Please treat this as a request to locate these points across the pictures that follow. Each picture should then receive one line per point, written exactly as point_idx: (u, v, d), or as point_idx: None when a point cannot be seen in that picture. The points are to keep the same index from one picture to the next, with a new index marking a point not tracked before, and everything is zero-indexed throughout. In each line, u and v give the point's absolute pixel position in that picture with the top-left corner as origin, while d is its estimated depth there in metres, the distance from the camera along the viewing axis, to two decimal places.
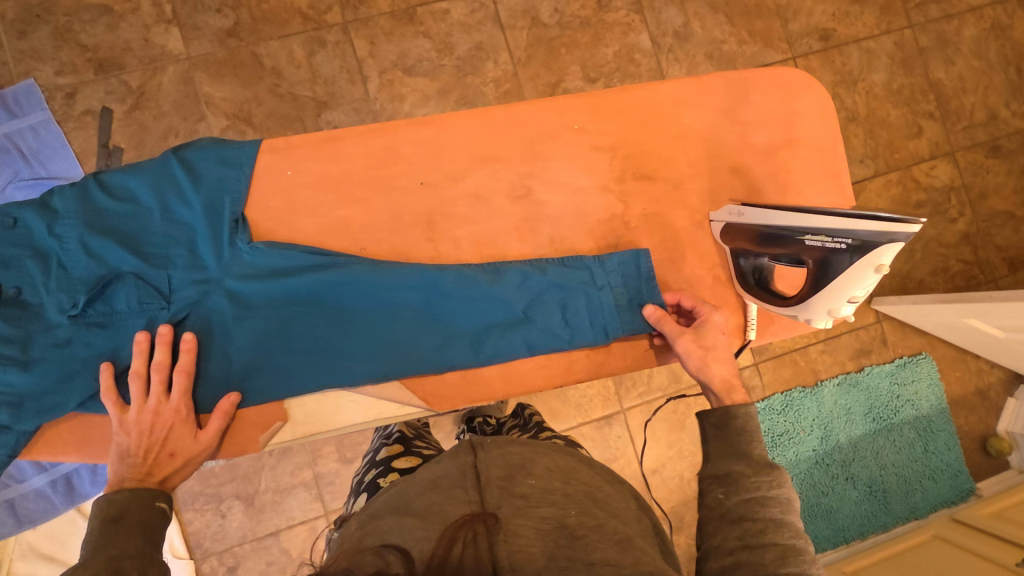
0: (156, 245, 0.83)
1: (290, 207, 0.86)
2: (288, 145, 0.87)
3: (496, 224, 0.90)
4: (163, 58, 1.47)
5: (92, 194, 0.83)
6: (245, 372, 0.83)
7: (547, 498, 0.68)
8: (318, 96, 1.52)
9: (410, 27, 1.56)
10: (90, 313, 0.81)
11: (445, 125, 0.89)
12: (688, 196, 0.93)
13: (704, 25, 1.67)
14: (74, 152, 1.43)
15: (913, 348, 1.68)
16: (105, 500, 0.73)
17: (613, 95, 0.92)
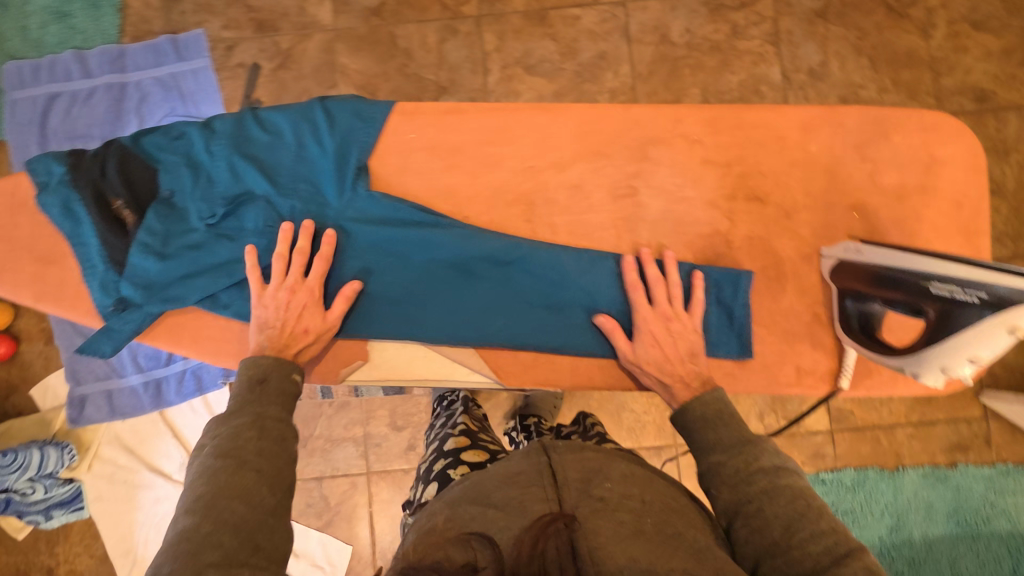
0: (288, 176, 0.88)
1: (402, 166, 0.90)
2: (414, 110, 0.91)
3: (591, 218, 0.90)
4: (312, 26, 1.60)
5: (246, 121, 0.89)
6: (339, 309, 0.88)
7: (625, 504, 0.66)
8: (440, 81, 1.59)
9: (539, 28, 1.60)
10: (223, 225, 0.88)
11: (563, 114, 0.90)
12: (798, 227, 0.88)
13: (844, 67, 1.58)
14: (221, 98, 1.58)
15: (1022, 456, 1.49)
16: (252, 361, 0.80)
17: (738, 111, 0.89)
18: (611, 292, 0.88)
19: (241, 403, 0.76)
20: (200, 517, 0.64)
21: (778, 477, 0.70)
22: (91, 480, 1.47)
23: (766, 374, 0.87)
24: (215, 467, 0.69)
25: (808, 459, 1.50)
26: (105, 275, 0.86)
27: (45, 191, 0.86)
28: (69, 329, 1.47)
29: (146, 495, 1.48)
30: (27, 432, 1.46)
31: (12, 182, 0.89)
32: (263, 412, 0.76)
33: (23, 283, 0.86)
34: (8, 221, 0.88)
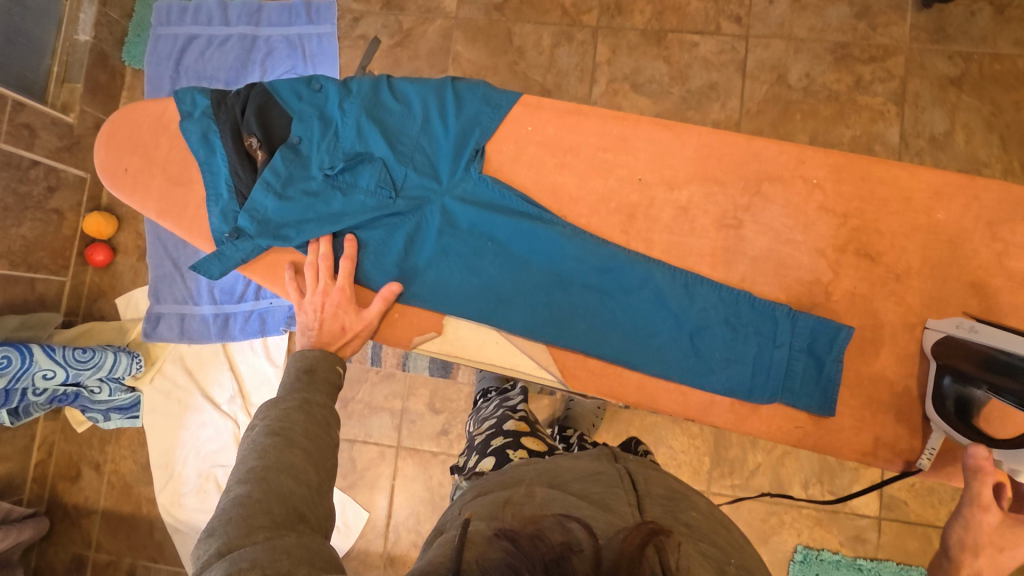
0: (409, 145, 0.91)
1: (514, 156, 0.92)
2: (538, 105, 0.93)
3: (690, 242, 0.88)
4: (437, 11, 1.66)
5: (380, 87, 0.93)
6: (424, 279, 0.92)
7: (707, 535, 0.68)
8: (546, 83, 1.61)
9: (654, 48, 1.59)
10: (339, 179, 0.91)
11: (682, 134, 0.89)
12: (905, 293, 0.83)
13: (970, 140, 1.49)
14: (340, 64, 1.67)
15: None
16: (299, 355, 0.86)
17: (864, 163, 0.85)
18: (702, 319, 0.85)
19: (294, 389, 0.81)
20: (252, 485, 0.65)
21: None
22: (150, 392, 1.57)
23: (841, 438, 0.83)
24: (266, 443, 0.71)
25: (846, 540, 1.42)
26: (228, 204, 0.92)
27: (187, 119, 0.93)
28: (161, 251, 1.59)
29: (194, 418, 1.56)
30: (106, 336, 1.57)
31: (162, 106, 0.98)
32: (308, 399, 0.80)
33: (151, 197, 0.95)
34: (152, 138, 0.96)
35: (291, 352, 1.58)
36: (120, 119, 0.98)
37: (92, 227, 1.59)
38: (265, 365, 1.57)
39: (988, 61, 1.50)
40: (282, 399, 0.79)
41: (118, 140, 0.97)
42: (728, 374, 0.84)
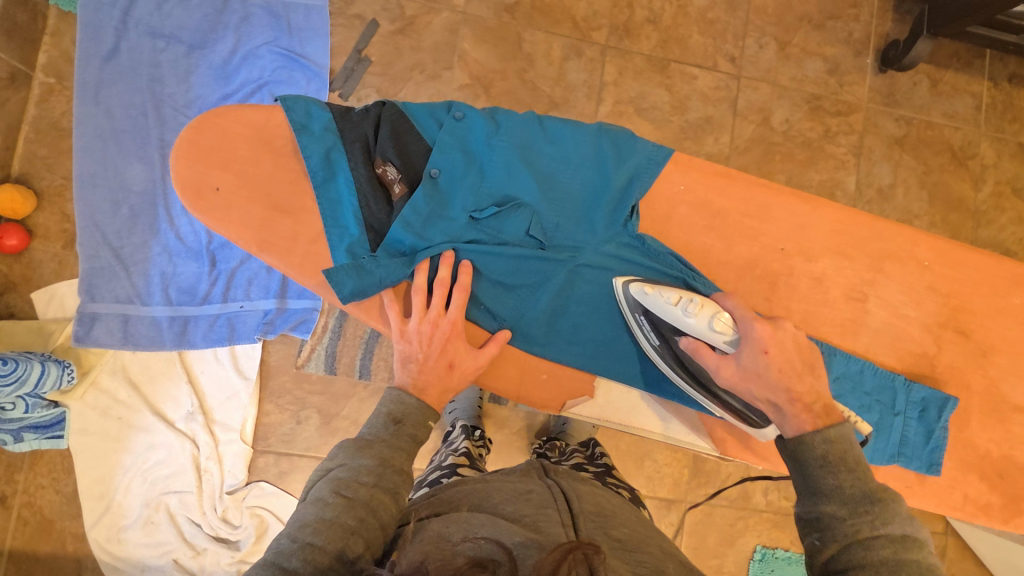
0: (561, 192, 0.85)
1: (667, 216, 0.86)
2: (689, 163, 0.87)
3: (822, 311, 0.85)
4: (442, 2, 1.55)
5: (532, 125, 0.85)
6: (561, 332, 0.88)
7: (643, 547, 0.66)
8: (554, 96, 1.58)
9: (658, 75, 1.63)
10: (485, 223, 0.84)
11: (821, 208, 0.86)
12: (992, 368, 0.85)
13: (907, 194, 1.73)
14: (330, 43, 1.49)
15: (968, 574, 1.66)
16: (394, 395, 0.78)
17: (966, 248, 0.86)
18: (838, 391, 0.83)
19: (370, 446, 0.73)
20: (295, 548, 0.62)
21: (902, 548, 0.63)
22: (80, 409, 1.32)
23: (936, 496, 0.83)
24: (327, 502, 0.67)
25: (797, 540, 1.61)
26: (356, 241, 0.81)
27: (305, 134, 0.81)
28: (98, 239, 1.33)
29: (140, 440, 1.34)
30: (20, 338, 1.30)
31: (263, 114, 0.84)
32: (383, 454, 0.72)
33: (251, 226, 0.81)
34: (250, 154, 0.83)
35: (264, 363, 1.40)
36: (204, 124, 0.82)
37: (4, 203, 1.29)
38: (232, 378, 1.38)
39: (924, 128, 1.75)
40: (361, 450, 0.72)
41: (203, 151, 0.82)
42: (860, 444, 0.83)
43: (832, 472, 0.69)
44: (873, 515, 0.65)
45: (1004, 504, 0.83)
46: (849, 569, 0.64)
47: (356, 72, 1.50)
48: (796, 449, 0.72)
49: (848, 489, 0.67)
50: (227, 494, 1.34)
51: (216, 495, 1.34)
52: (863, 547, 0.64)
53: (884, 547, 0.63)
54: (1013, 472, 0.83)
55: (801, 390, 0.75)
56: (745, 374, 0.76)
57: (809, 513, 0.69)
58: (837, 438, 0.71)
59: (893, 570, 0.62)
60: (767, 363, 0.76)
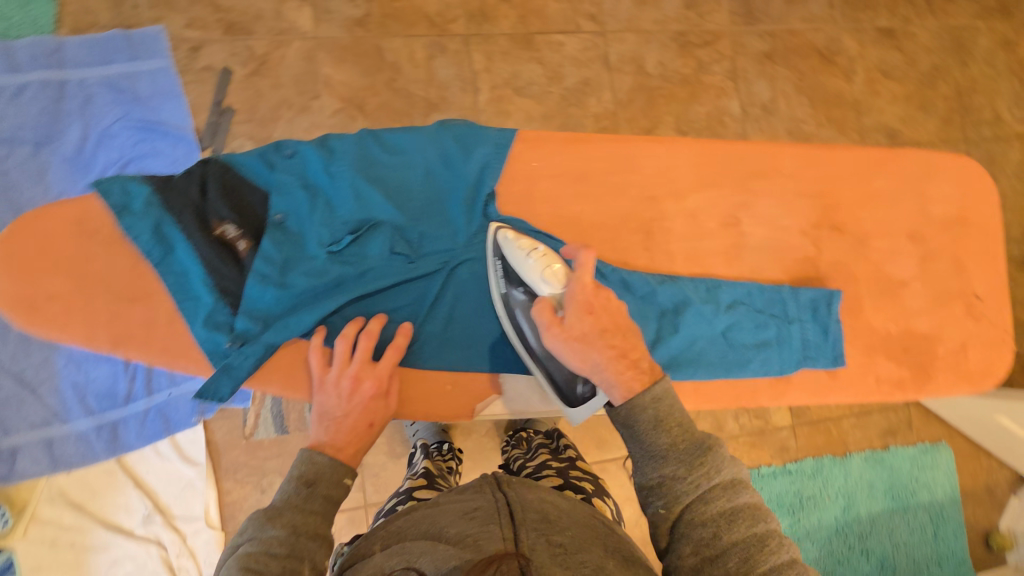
0: (414, 202, 0.87)
1: (530, 194, 0.90)
2: (537, 138, 0.90)
3: (703, 244, 0.90)
4: (291, 32, 1.51)
5: (368, 144, 0.86)
6: (445, 338, 0.89)
7: (585, 547, 0.67)
8: (429, 97, 1.57)
9: (526, 51, 1.64)
10: (345, 253, 0.85)
11: (677, 147, 0.90)
12: (872, 253, 0.90)
13: (788, 104, 1.79)
14: (187, 103, 1.43)
15: (934, 436, 1.78)
16: (307, 457, 0.75)
17: (818, 149, 0.91)
18: (733, 319, 0.85)
19: (280, 515, 0.68)
20: None
21: (735, 496, 0.66)
22: (26, 547, 1.24)
23: (854, 387, 0.87)
24: None
25: (775, 453, 1.68)
26: (212, 308, 0.82)
27: (128, 215, 0.82)
28: None
29: (101, 560, 1.28)
30: None
31: (78, 206, 0.83)
32: (294, 522, 0.68)
33: (100, 323, 0.81)
34: (80, 252, 0.82)
35: (211, 444, 1.35)
36: (22, 229, 0.82)
37: None
38: (181, 467, 1.32)
39: (787, 37, 1.82)
40: (267, 519, 0.67)
41: (30, 259, 0.81)
42: (766, 360, 0.85)
43: (664, 431, 0.70)
44: (707, 467, 0.67)
45: (915, 374, 0.89)
46: (693, 530, 0.66)
47: (222, 125, 1.45)
48: (629, 413, 0.71)
49: (681, 445, 0.69)
50: None
51: None
52: (702, 502, 0.66)
53: (721, 497, 0.66)
54: (916, 344, 0.88)
55: (622, 348, 0.76)
56: (575, 336, 0.77)
57: (649, 480, 0.70)
58: (661, 396, 0.72)
59: (731, 521, 0.65)
60: (591, 323, 0.77)
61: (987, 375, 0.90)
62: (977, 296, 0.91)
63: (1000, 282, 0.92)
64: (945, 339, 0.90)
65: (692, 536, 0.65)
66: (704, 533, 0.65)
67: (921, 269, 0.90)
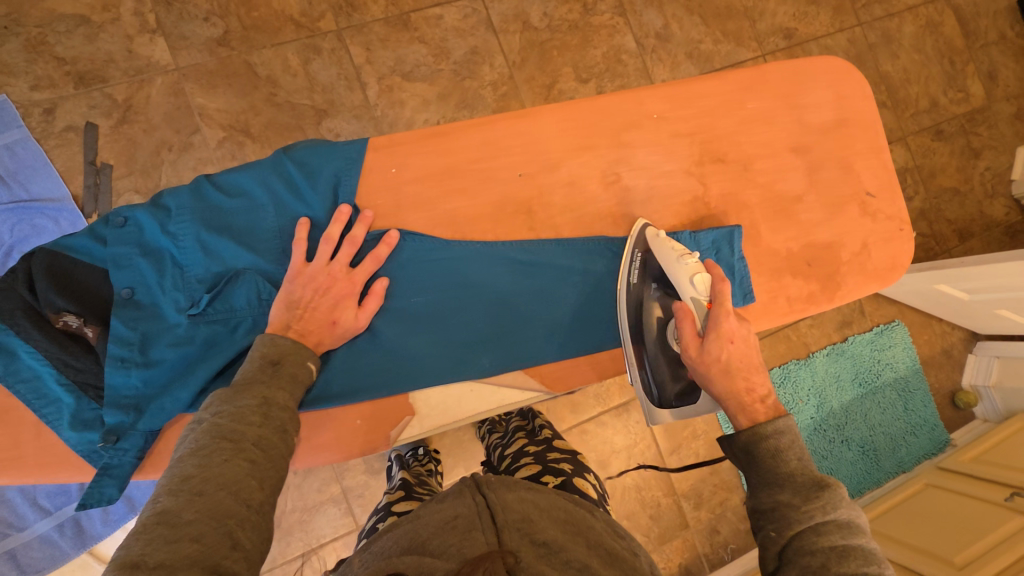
0: (271, 241, 0.79)
1: (396, 204, 0.80)
2: (391, 143, 0.80)
3: (585, 212, 0.82)
4: (149, 69, 1.40)
5: (204, 191, 0.78)
6: (350, 373, 0.79)
7: (570, 542, 0.68)
8: (316, 104, 1.49)
9: (405, 33, 1.56)
10: (208, 313, 0.77)
11: (541, 117, 0.82)
12: (760, 176, 0.83)
13: (682, 26, 1.76)
14: (58, 171, 1.34)
15: (887, 316, 1.84)
16: (269, 338, 0.71)
17: (688, 82, 0.83)
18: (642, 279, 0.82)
19: (218, 450, 0.58)
20: (184, 498, 0.54)
21: (851, 536, 0.62)
22: None
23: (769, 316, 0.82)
24: (211, 447, 0.58)
25: None
26: (78, 407, 0.80)
27: None
28: None
29: None
30: None
31: None
32: (266, 394, 0.65)
33: None
34: None
35: None
36: None
37: None
38: None
39: None
40: (197, 456, 0.58)
41: None
42: None
43: (783, 459, 0.68)
44: (824, 498, 0.64)
45: (824, 287, 0.83)
46: (799, 558, 0.62)
47: (102, 184, 1.36)
48: (749, 441, 0.70)
49: (797, 478, 0.67)
50: None
51: None
52: (815, 533, 0.62)
53: (834, 533, 0.62)
54: (818, 256, 0.82)
55: (757, 388, 0.73)
56: (714, 362, 0.73)
57: (763, 503, 0.67)
58: (785, 429, 0.69)
59: (846, 556, 0.60)
60: (730, 354, 0.72)
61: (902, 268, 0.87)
62: (870, 194, 0.86)
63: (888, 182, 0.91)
64: (850, 246, 0.85)
65: (799, 563, 0.61)
66: (810, 561, 0.60)
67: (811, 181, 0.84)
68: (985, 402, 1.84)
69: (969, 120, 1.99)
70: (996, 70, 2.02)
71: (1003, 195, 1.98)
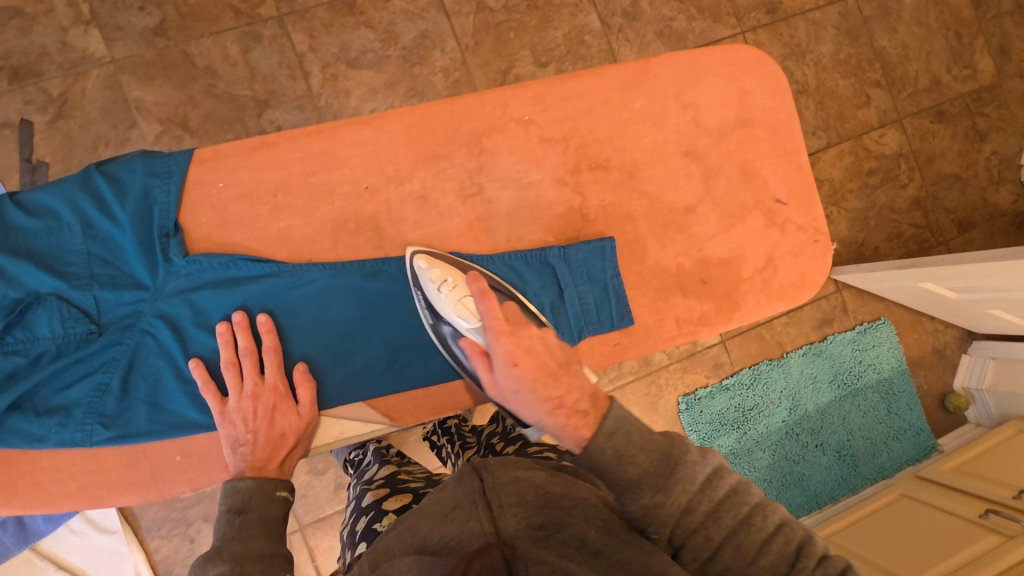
0: (78, 263, 0.73)
1: (222, 222, 0.75)
2: (217, 156, 0.75)
3: (445, 226, 0.79)
4: (84, 62, 1.37)
5: (6, 212, 0.72)
6: (155, 406, 0.74)
7: (569, 518, 0.57)
8: (257, 95, 1.44)
9: (350, 17, 1.49)
10: (7, 342, 0.72)
11: (386, 125, 0.78)
12: (645, 183, 0.82)
13: (653, 3, 1.64)
14: None
15: (872, 314, 1.73)
16: (229, 487, 0.69)
17: (559, 82, 0.81)
18: None
19: None
20: None
21: None
22: None
23: (652, 336, 0.81)
24: None
25: (710, 372, 1.64)
26: None
27: None
28: None
29: None
30: None
31: None
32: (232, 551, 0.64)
33: None
34: None
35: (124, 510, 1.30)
36: None
37: None
38: (100, 539, 1.28)
39: None
40: None
41: None
42: None
43: (631, 461, 0.60)
44: None
45: (719, 306, 0.83)
46: None
47: (39, 182, 1.34)
48: (588, 463, 0.61)
49: (652, 469, 0.60)
50: None
51: None
52: None
53: (728, 512, 0.59)
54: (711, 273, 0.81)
55: (563, 398, 0.66)
56: (512, 391, 0.68)
57: None
58: None
59: None
60: (519, 378, 0.67)
61: (803, 285, 0.85)
62: (777, 203, 0.85)
63: (794, 183, 0.85)
64: (748, 260, 0.84)
65: None
66: None
67: (706, 188, 0.83)
68: (978, 406, 1.72)
69: (975, 100, 1.82)
70: (1010, 43, 1.83)
71: (1012, 182, 1.82)
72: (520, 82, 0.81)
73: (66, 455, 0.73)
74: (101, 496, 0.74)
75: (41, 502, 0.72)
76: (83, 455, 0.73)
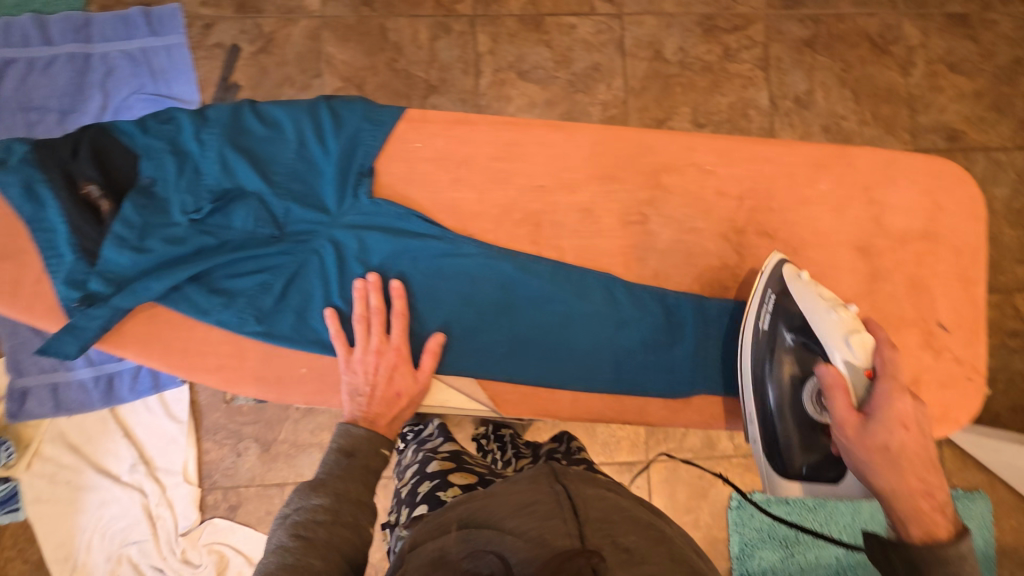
0: (285, 175, 0.81)
1: (408, 177, 0.81)
2: (422, 119, 0.82)
3: (599, 243, 0.81)
4: (298, 11, 1.53)
5: (243, 115, 0.81)
6: (302, 318, 0.80)
7: (655, 552, 0.54)
8: (430, 79, 1.54)
9: (534, 33, 1.57)
10: (207, 222, 0.80)
11: (576, 135, 0.81)
12: (805, 265, 0.80)
13: (828, 97, 1.61)
14: (197, 78, 1.50)
15: (970, 483, 1.56)
16: (344, 428, 0.74)
17: (749, 143, 0.82)
18: (631, 329, 0.80)
19: (292, 549, 0.61)
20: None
21: None
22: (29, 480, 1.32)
23: None
24: (288, 548, 0.61)
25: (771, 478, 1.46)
26: (72, 266, 0.77)
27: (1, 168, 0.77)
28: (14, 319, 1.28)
29: (91, 499, 1.33)
30: None
31: None
32: (337, 489, 0.68)
33: None
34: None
35: (194, 404, 1.40)
36: None
37: None
38: (166, 424, 1.38)
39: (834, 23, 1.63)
40: (274, 555, 0.61)
41: None
42: (660, 376, 0.80)
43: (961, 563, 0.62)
44: None
45: None
46: None
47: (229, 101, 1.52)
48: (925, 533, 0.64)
49: None
50: (182, 535, 1.34)
51: (172, 539, 1.33)
52: None
53: None
54: None
55: (936, 491, 0.67)
56: (876, 448, 0.68)
57: None
58: None
59: None
60: (904, 443, 0.68)
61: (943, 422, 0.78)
62: (940, 326, 0.80)
63: (965, 314, 0.80)
64: None
65: None
66: None
67: (868, 289, 0.80)
68: None
69: None
70: None
71: None
72: (710, 132, 0.83)
73: (218, 334, 0.80)
74: (232, 380, 0.80)
75: (185, 367, 0.79)
76: (233, 339, 0.80)
